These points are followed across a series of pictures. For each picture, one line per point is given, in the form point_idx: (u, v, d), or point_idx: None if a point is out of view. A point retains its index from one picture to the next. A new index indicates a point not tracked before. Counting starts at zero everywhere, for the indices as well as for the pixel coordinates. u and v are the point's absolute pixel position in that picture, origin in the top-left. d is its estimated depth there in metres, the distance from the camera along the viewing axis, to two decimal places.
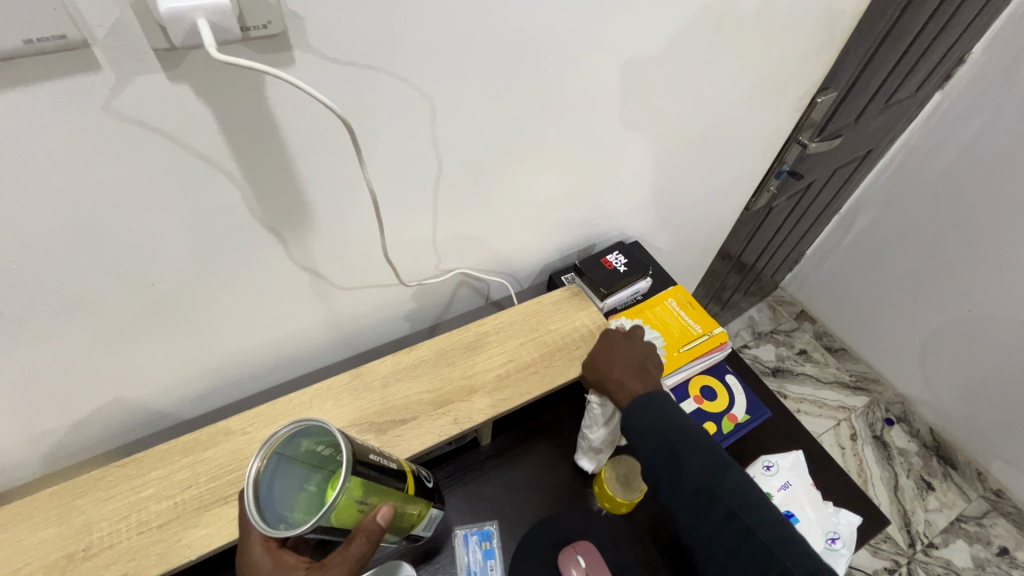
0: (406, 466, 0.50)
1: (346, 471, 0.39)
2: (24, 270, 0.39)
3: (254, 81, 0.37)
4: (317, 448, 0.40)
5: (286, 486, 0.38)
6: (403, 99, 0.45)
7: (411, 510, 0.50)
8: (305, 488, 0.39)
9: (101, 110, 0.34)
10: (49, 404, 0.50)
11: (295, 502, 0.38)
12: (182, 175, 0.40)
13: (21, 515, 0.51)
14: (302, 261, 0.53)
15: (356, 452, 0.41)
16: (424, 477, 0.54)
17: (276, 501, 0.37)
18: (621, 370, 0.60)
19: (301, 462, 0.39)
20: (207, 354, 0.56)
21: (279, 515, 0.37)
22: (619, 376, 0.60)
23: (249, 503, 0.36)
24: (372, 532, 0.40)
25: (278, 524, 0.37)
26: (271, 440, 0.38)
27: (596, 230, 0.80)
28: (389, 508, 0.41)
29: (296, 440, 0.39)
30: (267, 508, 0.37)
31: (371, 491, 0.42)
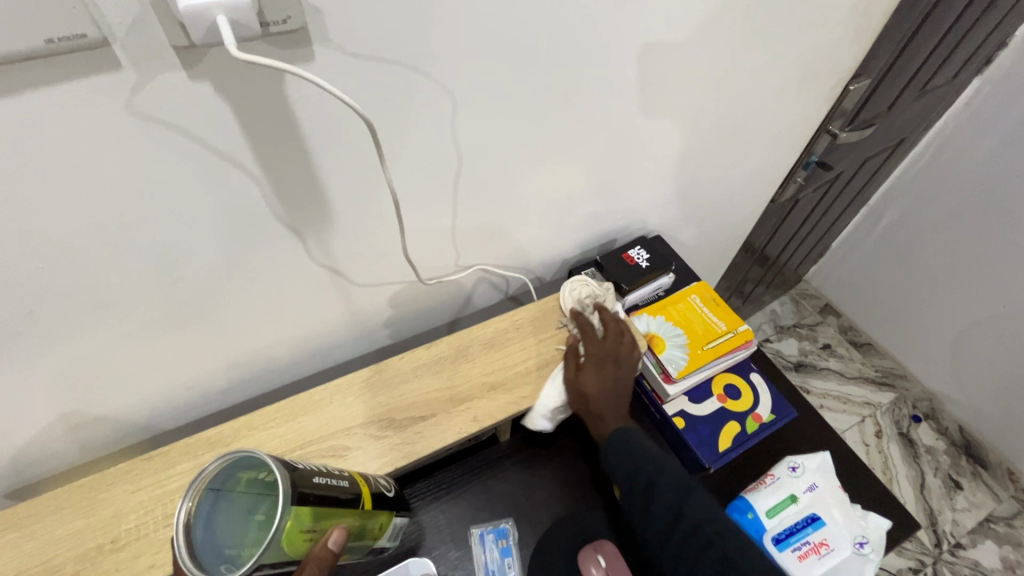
0: (359, 478, 0.48)
1: (288, 496, 0.37)
2: (52, 269, 0.39)
3: (275, 79, 0.37)
4: (257, 475, 0.38)
5: (230, 521, 0.37)
6: (424, 94, 0.44)
7: (373, 525, 0.49)
8: (253, 518, 0.37)
9: (122, 109, 0.34)
10: (79, 398, 0.51)
11: (241, 536, 0.37)
12: (203, 172, 0.39)
13: (53, 506, 0.52)
14: (323, 258, 0.53)
15: (299, 475, 0.39)
16: (383, 487, 0.52)
17: (218, 539, 0.36)
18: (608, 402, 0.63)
19: (243, 491, 0.38)
20: (229, 350, 0.57)
21: (219, 555, 0.36)
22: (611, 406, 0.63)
23: (180, 549, 0.34)
24: (324, 559, 0.41)
25: (219, 566, 0.35)
26: (201, 478, 0.36)
27: (617, 225, 0.79)
28: (339, 531, 0.42)
29: (230, 473, 0.37)
30: (204, 551, 0.35)
31: (321, 516, 0.41)
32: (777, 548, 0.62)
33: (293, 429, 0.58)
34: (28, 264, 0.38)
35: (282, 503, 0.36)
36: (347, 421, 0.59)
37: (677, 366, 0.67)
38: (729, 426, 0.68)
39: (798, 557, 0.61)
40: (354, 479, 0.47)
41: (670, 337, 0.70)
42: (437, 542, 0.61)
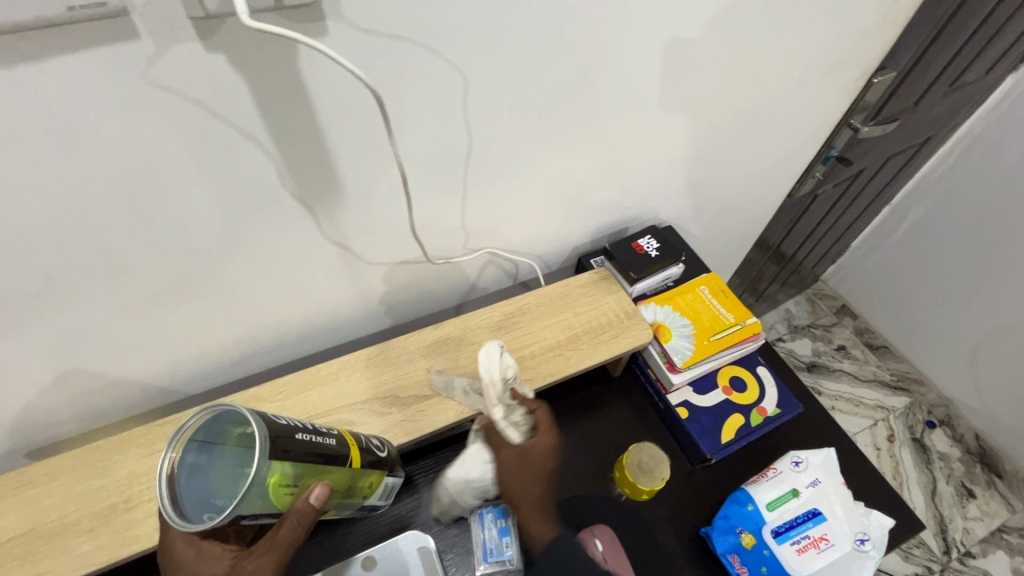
0: (348, 436, 0.49)
1: (267, 450, 0.37)
2: (68, 233, 0.41)
3: (289, 51, 0.37)
4: (241, 430, 0.39)
5: (217, 473, 0.37)
6: (437, 72, 0.44)
7: (361, 485, 0.51)
8: (238, 472, 0.38)
9: (140, 79, 0.35)
10: (97, 362, 0.53)
11: (227, 488, 0.37)
12: (216, 144, 0.40)
13: (69, 465, 0.54)
14: (333, 235, 0.54)
15: (279, 432, 0.39)
16: (375, 448, 0.54)
17: (203, 491, 0.37)
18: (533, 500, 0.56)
19: (231, 445, 0.38)
20: (241, 322, 0.58)
21: (205, 506, 0.36)
22: (535, 500, 0.56)
23: (162, 499, 0.35)
24: (305, 511, 0.42)
25: (203, 515, 0.36)
26: (183, 431, 0.36)
27: (629, 213, 0.78)
28: (321, 487, 0.43)
29: (216, 426, 0.38)
30: (189, 502, 0.36)
31: (305, 474, 0.42)
32: (777, 540, 0.61)
33: (300, 403, 0.60)
34: (46, 228, 0.39)
35: (259, 455, 0.36)
36: (353, 397, 0.60)
37: (682, 356, 0.67)
38: (732, 418, 0.68)
39: (796, 551, 0.61)
40: (344, 438, 0.48)
41: (676, 326, 0.69)
42: (437, 520, 0.62)
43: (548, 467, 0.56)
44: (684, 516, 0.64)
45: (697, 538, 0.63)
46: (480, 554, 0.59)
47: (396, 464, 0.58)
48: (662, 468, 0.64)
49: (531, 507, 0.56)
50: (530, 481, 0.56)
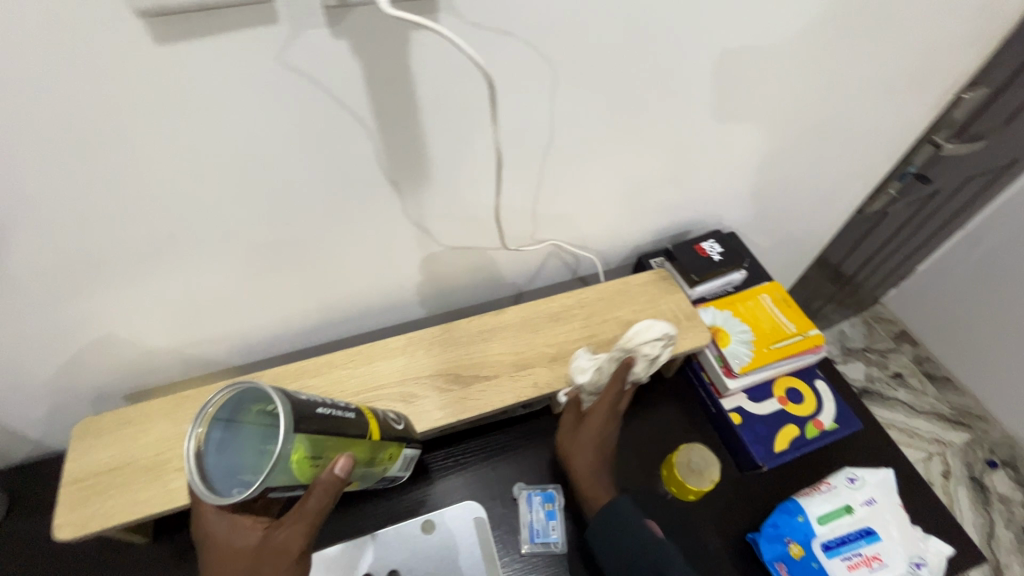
0: (367, 412, 0.49)
1: (291, 425, 0.38)
2: (196, 192, 0.46)
3: (403, 40, 0.40)
4: (264, 407, 0.39)
5: (242, 449, 0.38)
6: (530, 66, 0.46)
7: (381, 456, 0.51)
8: (263, 448, 0.39)
9: (273, 60, 0.39)
10: (195, 316, 0.59)
11: (255, 462, 0.38)
12: (326, 122, 0.44)
13: (163, 408, 0.60)
14: (415, 217, 0.57)
15: (301, 408, 0.40)
16: (393, 421, 0.54)
17: (232, 467, 0.38)
18: (592, 463, 0.61)
19: (252, 422, 0.39)
20: (321, 292, 0.62)
21: (234, 481, 0.37)
22: (592, 464, 0.61)
23: (192, 474, 0.36)
24: (330, 485, 0.43)
25: (232, 489, 0.37)
26: (205, 410, 0.37)
27: (693, 217, 0.78)
28: (344, 458, 0.43)
29: (238, 404, 0.39)
30: (217, 477, 0.37)
31: (325, 447, 0.42)
32: (827, 554, 0.60)
33: (368, 372, 0.63)
34: (180, 184, 0.45)
35: (285, 430, 0.37)
36: (416, 371, 0.64)
37: (740, 361, 0.67)
38: (787, 428, 0.67)
39: (847, 567, 0.59)
40: (362, 412, 0.48)
41: (736, 331, 0.69)
42: (487, 497, 0.64)
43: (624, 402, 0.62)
44: (731, 520, 0.64)
45: (743, 543, 0.63)
46: (526, 532, 0.61)
47: (416, 437, 0.58)
48: (711, 469, 0.65)
49: (590, 470, 0.61)
50: (589, 443, 0.61)
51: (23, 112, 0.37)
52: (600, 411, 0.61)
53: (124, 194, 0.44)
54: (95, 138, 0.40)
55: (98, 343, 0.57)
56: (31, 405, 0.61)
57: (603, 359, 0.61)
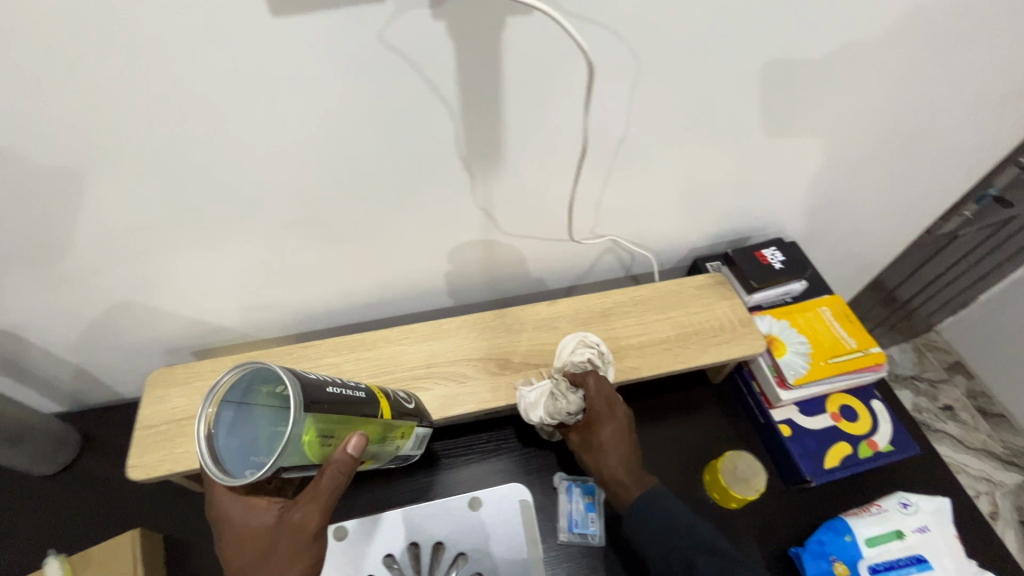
0: (377, 390, 0.47)
1: (301, 404, 0.36)
2: (285, 160, 0.48)
3: (498, 26, 0.41)
4: (273, 387, 0.37)
5: (255, 431, 0.36)
6: (615, 57, 0.47)
7: (393, 436, 0.49)
8: (276, 428, 0.36)
9: (375, 38, 0.40)
10: (267, 281, 0.62)
11: (267, 442, 0.36)
12: (414, 101, 0.46)
13: (230, 366, 0.63)
14: (483, 201, 0.58)
15: (311, 387, 0.37)
16: (403, 401, 0.52)
17: (244, 448, 0.35)
18: (626, 466, 0.56)
19: (265, 403, 0.37)
20: (384, 268, 0.64)
21: (246, 463, 0.35)
22: (630, 465, 0.56)
23: (203, 456, 0.33)
24: (344, 463, 0.41)
25: (244, 470, 0.34)
26: (217, 389, 0.35)
27: (755, 223, 0.77)
28: (357, 436, 0.41)
29: (249, 385, 0.36)
30: (229, 459, 0.34)
31: (338, 426, 0.40)
32: None
33: (422, 350, 0.65)
34: (272, 151, 0.47)
35: (297, 408, 0.35)
36: (468, 353, 0.65)
37: (795, 373, 0.65)
38: (838, 445, 0.65)
39: None
40: (372, 392, 0.46)
41: (792, 342, 0.68)
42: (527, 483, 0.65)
43: (614, 389, 0.59)
44: (773, 532, 0.63)
45: (785, 556, 0.62)
46: (565, 521, 0.61)
47: (428, 416, 0.56)
48: (758, 479, 0.62)
49: (631, 472, 0.55)
50: (616, 446, 0.56)
51: (145, 73, 0.39)
52: (597, 409, 0.57)
53: (221, 157, 0.47)
54: (206, 104, 0.42)
55: (178, 299, 0.61)
56: (113, 353, 0.65)
57: (548, 387, 0.59)
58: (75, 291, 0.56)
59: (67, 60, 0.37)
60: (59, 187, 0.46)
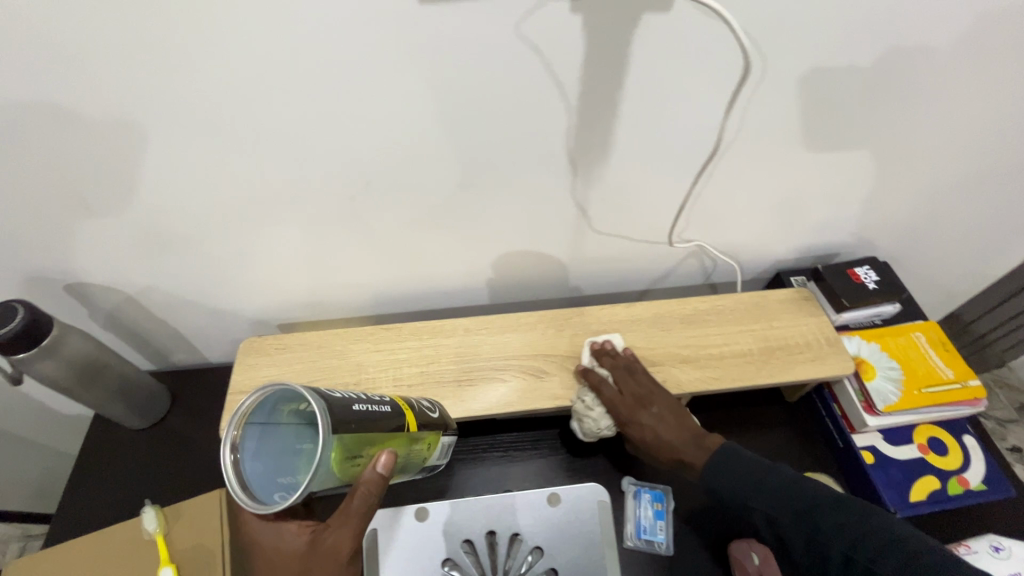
0: (401, 402, 0.45)
1: (329, 425, 0.34)
2: (400, 143, 0.50)
3: (632, 20, 0.42)
4: (298, 406, 0.35)
5: (280, 452, 0.35)
6: (739, 58, 0.46)
7: (420, 446, 0.46)
8: (301, 448, 0.35)
9: (511, 27, 0.41)
10: (360, 261, 0.64)
11: (294, 463, 0.34)
12: (534, 92, 0.46)
13: (314, 342, 0.65)
14: (578, 197, 0.58)
15: (338, 405, 0.35)
16: (428, 410, 0.50)
17: (271, 471, 0.34)
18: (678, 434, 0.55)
19: (288, 423, 0.35)
20: (469, 256, 0.65)
21: (273, 486, 0.33)
22: (682, 430, 0.56)
23: (231, 483, 0.32)
24: (374, 482, 0.38)
25: (273, 494, 0.33)
26: (237, 415, 0.33)
27: (847, 240, 0.74)
28: (385, 455, 0.39)
29: (272, 406, 0.35)
30: (256, 483, 0.33)
31: (366, 443, 0.38)
32: None
33: (501, 341, 0.65)
34: (390, 134, 0.49)
35: (324, 429, 0.33)
36: (546, 348, 0.65)
37: (885, 399, 0.63)
38: (926, 478, 0.62)
39: None
40: (397, 404, 0.44)
41: (882, 367, 0.65)
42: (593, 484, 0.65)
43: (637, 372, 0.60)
44: None
45: None
46: (634, 527, 0.60)
47: (451, 423, 0.54)
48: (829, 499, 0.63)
49: (687, 437, 0.55)
50: (664, 416, 0.56)
51: (294, 49, 0.41)
52: (621, 409, 0.58)
53: (342, 135, 0.48)
54: (342, 83, 0.44)
55: (276, 272, 0.63)
56: (208, 319, 0.69)
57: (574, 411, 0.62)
58: (186, 257, 0.59)
59: (227, 33, 0.40)
60: (193, 157, 0.49)
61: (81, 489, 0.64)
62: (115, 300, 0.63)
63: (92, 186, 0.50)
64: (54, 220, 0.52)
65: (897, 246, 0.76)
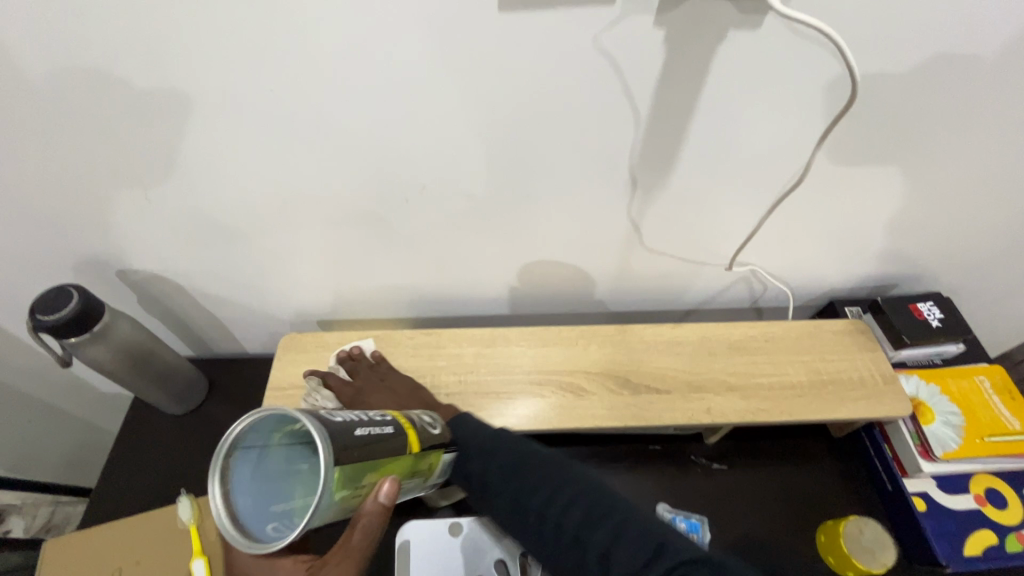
0: (400, 418, 0.41)
1: (333, 454, 0.30)
2: (459, 150, 0.49)
3: (716, 38, 0.40)
4: (292, 425, 0.31)
5: (274, 478, 0.31)
6: (823, 82, 0.44)
7: (425, 467, 0.43)
8: (298, 473, 0.31)
9: (590, 40, 0.40)
10: (405, 264, 0.63)
11: (290, 491, 0.31)
12: (603, 107, 0.45)
13: (353, 341, 0.65)
14: (634, 214, 0.56)
15: (341, 431, 0.32)
16: (429, 426, 0.45)
17: (265, 500, 0.30)
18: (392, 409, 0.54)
19: (285, 445, 0.32)
20: (514, 266, 0.64)
21: (266, 517, 0.30)
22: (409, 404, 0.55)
23: (220, 517, 0.29)
24: (376, 513, 0.35)
25: (268, 527, 0.30)
26: (226, 439, 0.30)
27: (909, 274, 0.70)
28: (389, 481, 0.35)
29: (267, 425, 0.31)
30: (248, 516, 0.30)
31: (370, 471, 0.34)
32: None
33: (541, 354, 0.64)
34: (451, 141, 0.48)
35: (324, 460, 0.29)
36: (586, 365, 0.63)
37: (944, 447, 0.59)
38: (982, 532, 0.59)
39: None
40: (399, 423, 0.39)
41: (942, 411, 0.62)
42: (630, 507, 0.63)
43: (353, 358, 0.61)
44: None
45: None
46: None
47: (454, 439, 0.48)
48: (886, 552, 0.57)
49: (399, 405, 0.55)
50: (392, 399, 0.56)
51: (364, 51, 0.41)
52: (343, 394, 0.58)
53: (403, 139, 0.48)
54: (410, 88, 0.43)
55: (319, 270, 0.63)
56: (248, 311, 0.69)
57: None
58: (234, 250, 0.59)
59: (302, 32, 0.39)
60: (253, 153, 0.49)
61: (117, 470, 0.65)
62: (162, 287, 0.64)
63: (153, 176, 0.50)
64: (113, 207, 0.53)
65: (961, 281, 0.72)
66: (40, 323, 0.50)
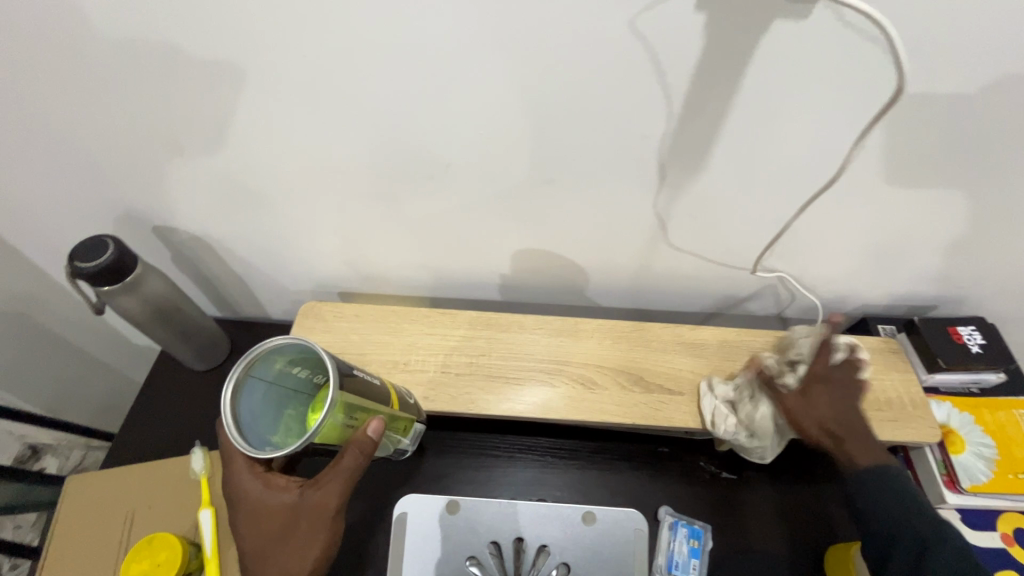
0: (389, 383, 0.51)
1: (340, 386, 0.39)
2: (488, 130, 0.48)
3: (759, 26, 0.38)
4: (291, 370, 0.40)
5: (267, 409, 0.39)
6: (872, 81, 0.42)
7: (397, 428, 0.52)
8: (286, 411, 0.39)
9: (625, 21, 0.39)
10: (428, 242, 0.63)
11: (277, 424, 0.38)
12: (635, 93, 0.44)
13: (371, 314, 0.65)
14: (661, 207, 0.55)
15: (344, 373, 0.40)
16: (406, 396, 0.55)
17: (260, 424, 0.38)
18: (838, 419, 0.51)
19: (276, 382, 0.40)
20: (535, 254, 0.63)
21: (262, 438, 0.37)
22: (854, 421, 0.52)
23: (229, 426, 0.36)
24: (364, 445, 0.41)
25: (262, 445, 0.37)
26: (247, 360, 0.38)
27: (951, 296, 0.66)
28: (377, 421, 0.42)
29: (269, 360, 0.39)
30: (249, 430, 0.37)
31: (358, 409, 0.42)
32: None
33: (555, 344, 0.63)
34: (479, 120, 0.47)
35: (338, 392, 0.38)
36: (600, 359, 0.63)
37: (972, 478, 0.56)
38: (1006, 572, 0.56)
39: None
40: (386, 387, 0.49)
41: (973, 440, 0.59)
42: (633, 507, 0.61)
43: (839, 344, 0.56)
44: None
45: None
46: (666, 561, 0.57)
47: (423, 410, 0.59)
48: None
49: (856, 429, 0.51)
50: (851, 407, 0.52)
51: (401, 25, 0.41)
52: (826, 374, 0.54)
53: (432, 115, 0.48)
54: (440, 63, 0.43)
55: (343, 241, 0.64)
56: (274, 277, 0.71)
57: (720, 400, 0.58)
58: (263, 215, 0.61)
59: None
60: (286, 121, 0.49)
61: (140, 417, 0.68)
62: (195, 247, 0.66)
63: (189, 137, 0.51)
64: (151, 164, 0.55)
65: (1009, 309, 0.68)
66: (78, 268, 0.52)
